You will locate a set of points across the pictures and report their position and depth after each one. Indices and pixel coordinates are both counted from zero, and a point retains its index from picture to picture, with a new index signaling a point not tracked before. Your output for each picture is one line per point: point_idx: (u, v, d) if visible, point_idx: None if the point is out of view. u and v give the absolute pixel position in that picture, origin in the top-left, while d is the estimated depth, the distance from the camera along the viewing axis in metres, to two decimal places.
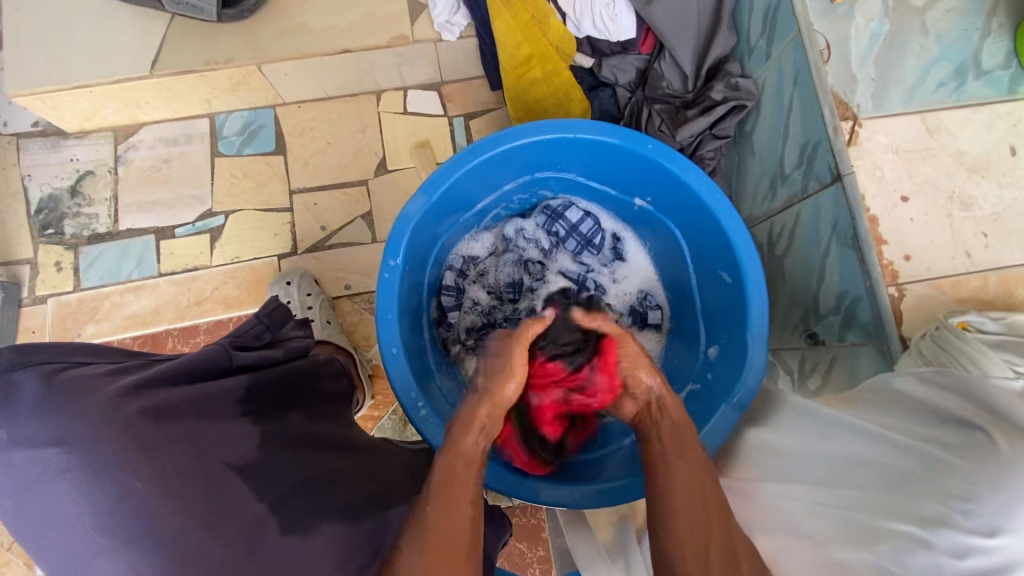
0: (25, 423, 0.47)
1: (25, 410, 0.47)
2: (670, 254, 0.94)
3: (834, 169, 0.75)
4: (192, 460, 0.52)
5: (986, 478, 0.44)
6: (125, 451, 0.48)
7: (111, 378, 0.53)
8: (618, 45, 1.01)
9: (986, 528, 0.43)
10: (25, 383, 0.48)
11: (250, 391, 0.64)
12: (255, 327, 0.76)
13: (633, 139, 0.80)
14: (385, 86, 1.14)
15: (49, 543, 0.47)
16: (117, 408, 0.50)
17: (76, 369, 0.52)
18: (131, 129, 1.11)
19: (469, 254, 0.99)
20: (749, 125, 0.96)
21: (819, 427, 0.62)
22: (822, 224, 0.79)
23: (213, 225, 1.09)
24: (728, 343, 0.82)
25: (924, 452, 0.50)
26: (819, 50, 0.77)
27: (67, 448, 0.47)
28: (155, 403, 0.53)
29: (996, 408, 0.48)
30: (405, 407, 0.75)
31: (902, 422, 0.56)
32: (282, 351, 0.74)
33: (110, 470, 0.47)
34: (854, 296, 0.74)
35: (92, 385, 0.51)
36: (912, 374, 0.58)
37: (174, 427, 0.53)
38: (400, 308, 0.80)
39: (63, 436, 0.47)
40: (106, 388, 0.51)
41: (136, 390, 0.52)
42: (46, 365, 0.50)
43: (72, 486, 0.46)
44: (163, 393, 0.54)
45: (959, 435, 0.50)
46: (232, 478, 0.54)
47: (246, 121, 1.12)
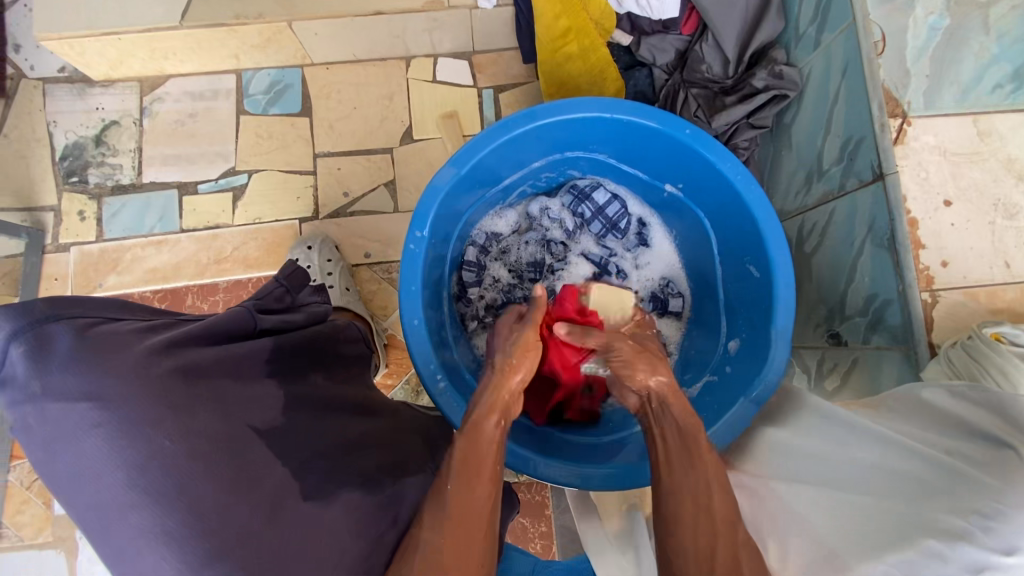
0: (60, 376, 0.47)
1: (60, 361, 0.48)
2: (696, 243, 0.93)
3: (877, 167, 0.73)
4: (220, 420, 0.52)
5: (1014, 498, 0.44)
6: (157, 407, 0.49)
7: (142, 337, 0.53)
8: (660, 24, 0.98)
9: (1006, 547, 0.43)
10: (58, 336, 0.49)
11: (277, 350, 0.65)
12: (276, 290, 0.78)
13: (671, 123, 0.78)
14: (415, 52, 1.11)
15: (80, 495, 0.47)
16: (149, 365, 0.50)
17: (109, 326, 0.52)
18: (158, 81, 1.10)
19: (492, 231, 0.98)
20: (789, 116, 0.92)
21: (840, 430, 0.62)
22: (857, 223, 0.78)
23: (236, 183, 1.08)
24: (751, 337, 0.80)
25: (948, 464, 0.50)
26: (873, 42, 0.74)
27: (97, 402, 0.47)
28: (184, 362, 0.53)
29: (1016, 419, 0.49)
30: (423, 378, 0.75)
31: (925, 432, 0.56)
32: (303, 316, 0.76)
33: (142, 425, 0.48)
34: (885, 298, 0.73)
35: (126, 341, 0.51)
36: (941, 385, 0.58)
37: (202, 388, 0.53)
38: (424, 280, 0.79)
39: (95, 390, 0.47)
40: (138, 345, 0.52)
41: (168, 350, 0.53)
42: (79, 319, 0.51)
43: (104, 440, 0.46)
44: (193, 354, 0.55)
45: (983, 449, 0.50)
46: (256, 441, 0.54)
47: (273, 80, 1.10)
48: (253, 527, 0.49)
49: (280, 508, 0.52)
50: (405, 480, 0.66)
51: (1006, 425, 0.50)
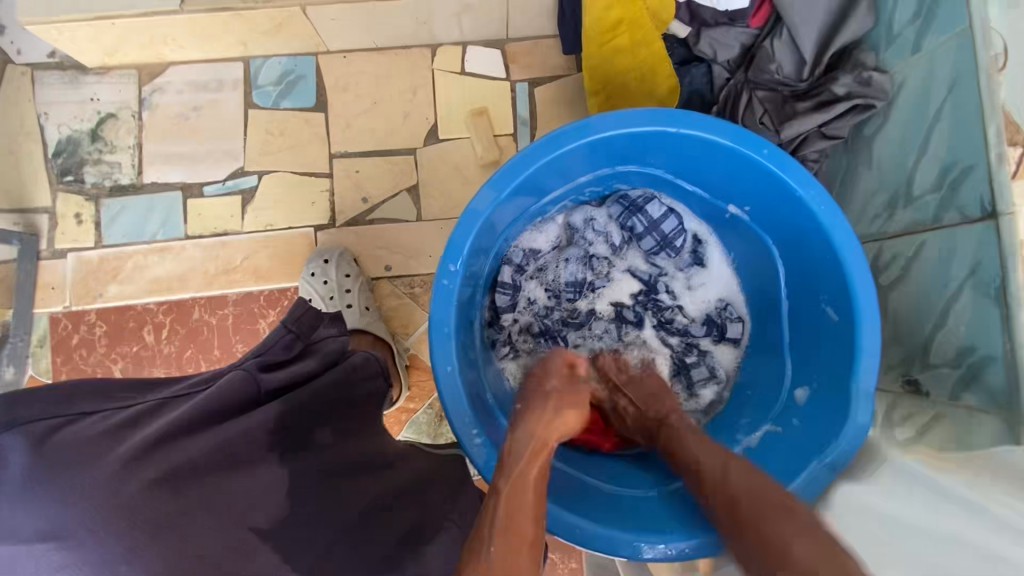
0: (13, 511, 0.41)
1: (14, 490, 0.41)
2: (760, 268, 0.83)
3: (989, 205, 0.63)
4: (213, 531, 0.47)
5: None
6: (137, 535, 0.43)
7: (114, 439, 0.47)
8: (725, 15, 0.85)
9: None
10: (13, 454, 0.43)
11: (286, 415, 0.61)
12: (284, 337, 0.75)
13: (747, 141, 0.68)
14: (442, 40, 0.99)
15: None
16: (121, 481, 0.44)
17: (72, 430, 0.47)
18: (158, 69, 0.99)
19: (531, 247, 0.87)
20: (871, 128, 0.81)
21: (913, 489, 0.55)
22: (955, 264, 0.68)
23: (245, 186, 0.98)
24: (825, 386, 0.71)
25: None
26: (991, 55, 0.62)
27: (59, 542, 0.41)
28: (170, 464, 0.47)
29: None
30: (456, 432, 0.66)
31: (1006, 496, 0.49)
32: (314, 364, 0.72)
33: (119, 563, 0.42)
34: (985, 354, 0.64)
35: (94, 450, 0.45)
36: None
37: (194, 490, 0.48)
38: (458, 318, 0.70)
39: (54, 527, 0.41)
40: (108, 454, 0.45)
41: (147, 452, 0.47)
42: (37, 427, 0.45)
43: None
44: (179, 451, 0.49)
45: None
46: (259, 548, 0.49)
47: (285, 70, 0.99)
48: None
49: None
50: (426, 549, 0.61)
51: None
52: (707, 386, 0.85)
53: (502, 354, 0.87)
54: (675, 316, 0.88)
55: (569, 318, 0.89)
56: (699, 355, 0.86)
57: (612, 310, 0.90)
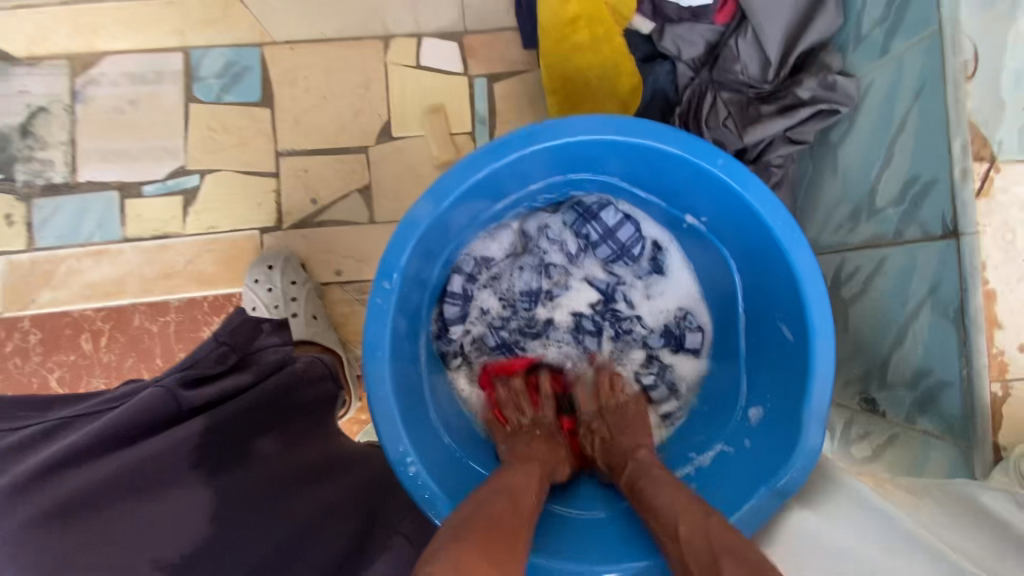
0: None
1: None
2: (720, 280, 0.79)
3: (950, 222, 0.59)
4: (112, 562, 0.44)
5: None
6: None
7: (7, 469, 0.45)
8: (689, 11, 0.80)
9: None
10: None
11: (207, 436, 0.55)
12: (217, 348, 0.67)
13: (701, 150, 0.64)
14: (396, 31, 0.94)
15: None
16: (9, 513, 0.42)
17: None
18: (91, 59, 0.93)
19: (483, 256, 0.83)
20: (837, 133, 0.77)
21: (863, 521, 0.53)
22: (914, 282, 0.65)
23: (187, 185, 0.93)
24: (778, 406, 0.69)
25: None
26: (961, 61, 0.58)
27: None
28: (58, 497, 0.44)
29: None
30: (391, 462, 0.62)
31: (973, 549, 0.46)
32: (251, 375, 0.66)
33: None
34: (942, 379, 0.62)
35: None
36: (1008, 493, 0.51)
37: (90, 523, 0.45)
38: (397, 335, 0.67)
39: None
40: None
41: (42, 476, 0.44)
42: None
43: None
44: (74, 477, 0.46)
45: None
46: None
47: (228, 61, 0.93)
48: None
49: None
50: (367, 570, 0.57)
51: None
52: (661, 398, 0.83)
53: (454, 368, 0.83)
54: (633, 326, 0.85)
55: (524, 328, 0.86)
56: (659, 370, 0.84)
57: (569, 319, 0.86)
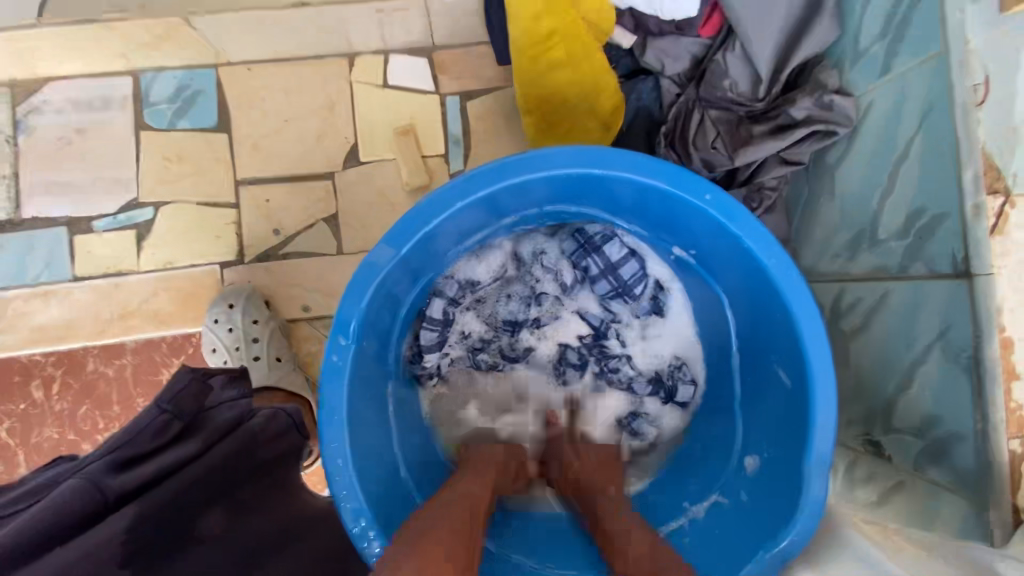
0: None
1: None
2: (718, 322, 0.73)
3: (962, 263, 0.54)
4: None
5: None
6: None
7: None
8: (672, 23, 0.75)
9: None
10: None
11: (138, 529, 0.50)
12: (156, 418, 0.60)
13: (688, 184, 0.59)
14: (360, 49, 0.87)
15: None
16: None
17: None
18: (33, 86, 0.86)
19: (469, 278, 0.75)
20: (833, 156, 0.71)
21: None
22: (922, 323, 0.59)
23: (141, 219, 0.87)
24: (777, 458, 0.63)
25: None
26: (971, 85, 0.52)
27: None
28: None
29: None
30: (350, 535, 0.57)
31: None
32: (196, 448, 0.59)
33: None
34: (954, 430, 0.56)
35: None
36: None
37: None
38: (358, 389, 0.61)
39: None
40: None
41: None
42: None
43: None
44: None
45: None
46: None
47: (180, 84, 0.87)
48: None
49: None
50: None
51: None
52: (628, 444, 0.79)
53: (428, 388, 0.77)
54: (621, 366, 0.79)
55: (506, 356, 0.79)
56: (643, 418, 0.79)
57: (554, 349, 0.80)
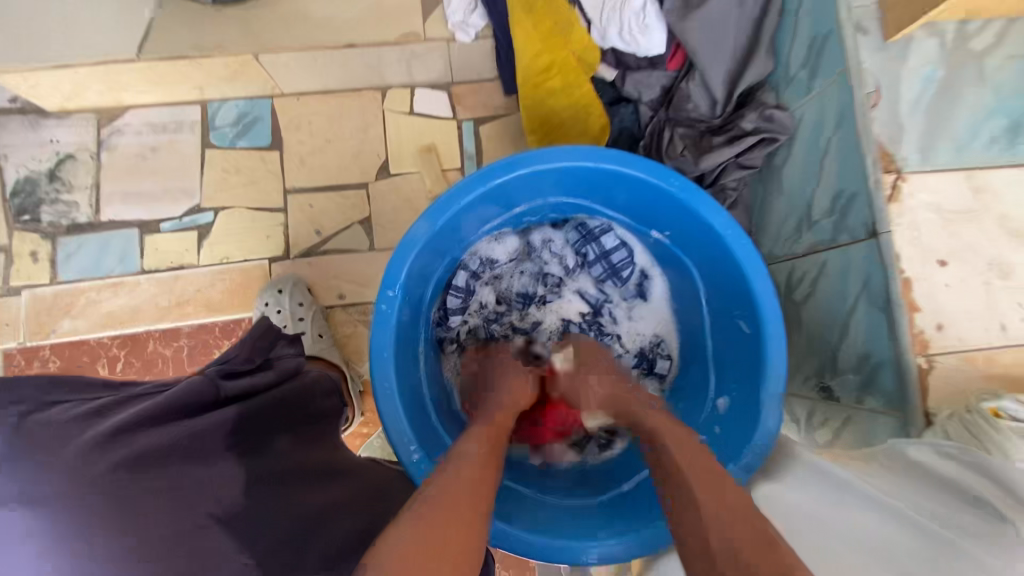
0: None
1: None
2: (689, 296, 0.89)
3: (870, 225, 0.70)
4: (172, 521, 0.46)
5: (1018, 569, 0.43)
6: (103, 511, 0.43)
7: (85, 424, 0.49)
8: (646, 60, 0.94)
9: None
10: None
11: (242, 420, 0.61)
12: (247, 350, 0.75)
13: (658, 173, 0.74)
14: (392, 83, 1.06)
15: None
16: (90, 461, 0.45)
17: (43, 414, 0.48)
18: (117, 112, 1.03)
19: (488, 257, 0.91)
20: (779, 158, 0.90)
21: (831, 493, 0.59)
22: (850, 280, 0.75)
23: (202, 221, 1.02)
24: (741, 395, 0.77)
25: (944, 536, 0.48)
26: (866, 93, 0.71)
27: (25, 510, 0.42)
28: (137, 450, 0.48)
29: (1009, 483, 0.51)
30: (395, 450, 0.71)
31: (920, 497, 0.55)
32: (273, 375, 0.73)
33: (79, 536, 0.42)
34: (878, 360, 0.71)
35: (66, 433, 0.47)
36: (930, 444, 0.60)
37: (153, 478, 0.48)
38: (399, 339, 0.75)
39: (32, 495, 0.42)
40: (80, 436, 0.47)
41: (116, 436, 0.48)
42: (21, 408, 0.47)
43: (35, 554, 0.40)
44: (144, 438, 0.50)
45: (983, 524, 0.49)
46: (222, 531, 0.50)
47: (241, 111, 1.04)
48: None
49: None
50: None
51: (1001, 489, 0.51)
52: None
53: (449, 354, 0.91)
54: (613, 342, 0.94)
55: (517, 329, 0.94)
56: None
57: (558, 324, 0.95)
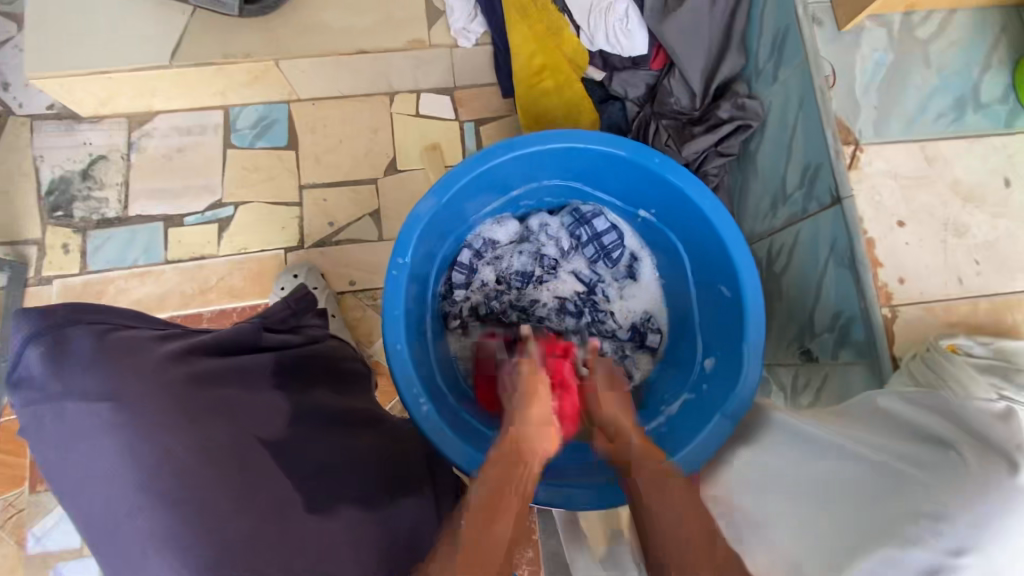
0: (80, 376, 0.49)
1: (80, 363, 0.50)
2: (676, 272, 0.96)
3: (835, 192, 0.77)
4: (228, 427, 0.55)
5: (956, 499, 0.48)
6: (178, 415, 0.52)
7: (157, 343, 0.56)
8: (630, 60, 1.03)
9: (956, 548, 0.47)
10: (78, 338, 0.50)
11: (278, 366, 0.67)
12: (281, 311, 0.80)
13: (641, 152, 0.82)
14: (399, 88, 1.15)
15: (89, 499, 0.49)
16: (166, 372, 0.53)
17: (121, 331, 0.54)
18: (146, 117, 1.13)
19: (490, 238, 0.99)
20: (753, 144, 0.98)
21: (799, 448, 0.66)
22: (820, 244, 0.82)
23: (223, 215, 1.10)
24: (725, 355, 0.84)
25: (900, 470, 0.54)
26: (823, 77, 0.79)
27: (118, 405, 0.49)
28: (198, 370, 0.56)
29: (965, 426, 0.53)
30: (406, 402, 0.77)
31: (879, 435, 0.60)
32: (302, 337, 0.78)
33: (161, 431, 0.50)
34: (849, 315, 0.77)
35: (142, 347, 0.54)
36: (894, 393, 0.62)
37: (214, 395, 0.56)
38: (408, 303, 0.82)
39: (119, 393, 0.49)
40: (155, 352, 0.54)
41: (182, 357, 0.56)
42: (97, 324, 0.53)
43: (123, 444, 0.49)
44: (204, 362, 0.58)
45: (932, 453, 0.53)
46: (260, 450, 0.57)
47: (261, 115, 1.14)
48: (263, 531, 0.53)
49: (284, 519, 0.55)
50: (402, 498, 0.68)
51: (960, 431, 0.53)
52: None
53: (454, 328, 0.98)
54: (607, 319, 1.00)
55: (516, 305, 1.01)
56: (621, 357, 0.98)
57: (554, 302, 1.01)
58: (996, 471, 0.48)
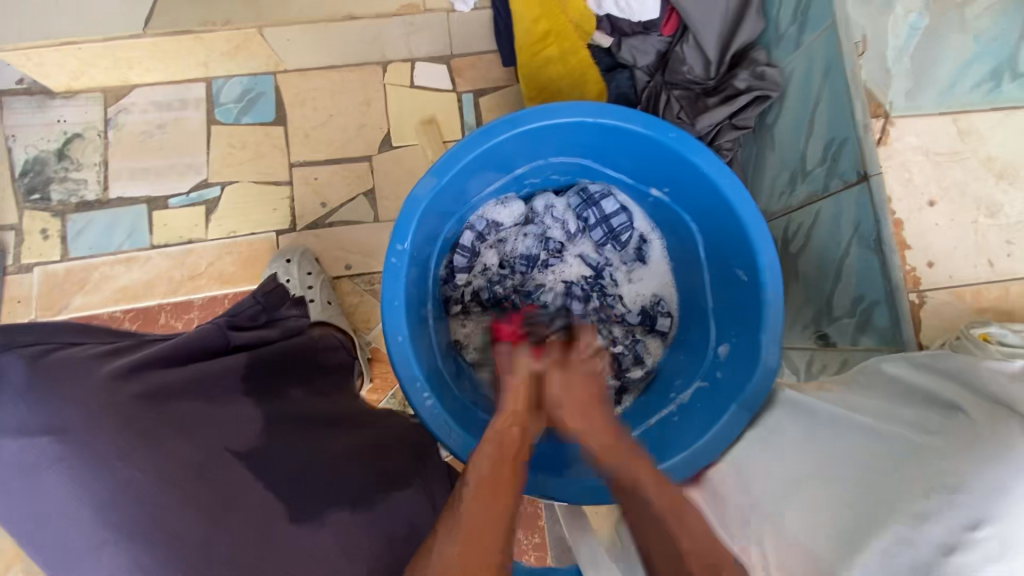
0: (14, 409, 0.48)
1: (13, 393, 0.48)
2: (688, 254, 0.92)
3: (861, 169, 0.73)
4: (192, 443, 0.53)
5: (966, 468, 0.45)
6: (127, 437, 0.49)
7: (102, 361, 0.55)
8: (640, 25, 0.97)
9: (971, 521, 0.43)
10: (12, 365, 0.50)
11: (249, 370, 0.66)
12: (251, 307, 0.82)
13: (656, 127, 0.77)
14: (392, 58, 1.08)
15: (44, 537, 0.47)
16: (113, 392, 0.51)
17: (63, 353, 0.54)
18: (123, 92, 1.06)
19: (494, 220, 0.95)
20: (771, 116, 0.93)
21: (807, 429, 0.64)
22: (843, 224, 0.77)
23: (208, 196, 1.04)
24: (741, 342, 0.80)
25: (909, 441, 0.51)
26: (855, 43, 0.74)
27: (58, 435, 0.48)
28: (151, 386, 0.54)
29: (980, 387, 0.49)
30: (408, 394, 0.73)
31: (889, 403, 0.56)
32: (277, 331, 0.78)
33: (109, 457, 0.48)
34: (873, 300, 0.73)
35: (83, 368, 0.52)
36: (902, 358, 0.59)
37: (170, 409, 0.54)
38: (408, 293, 0.78)
39: (57, 424, 0.48)
40: (97, 371, 0.53)
41: (131, 372, 0.54)
42: (31, 348, 0.52)
43: (67, 476, 0.47)
44: (157, 376, 0.56)
45: (941, 420, 0.51)
46: (231, 462, 0.55)
47: (245, 88, 1.06)
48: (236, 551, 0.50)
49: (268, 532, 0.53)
50: (397, 496, 0.66)
51: (962, 388, 0.51)
52: (631, 365, 0.94)
53: (455, 315, 0.95)
54: (616, 303, 0.96)
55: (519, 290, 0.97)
56: (631, 342, 0.95)
57: (560, 286, 0.97)
58: (1005, 427, 0.45)
